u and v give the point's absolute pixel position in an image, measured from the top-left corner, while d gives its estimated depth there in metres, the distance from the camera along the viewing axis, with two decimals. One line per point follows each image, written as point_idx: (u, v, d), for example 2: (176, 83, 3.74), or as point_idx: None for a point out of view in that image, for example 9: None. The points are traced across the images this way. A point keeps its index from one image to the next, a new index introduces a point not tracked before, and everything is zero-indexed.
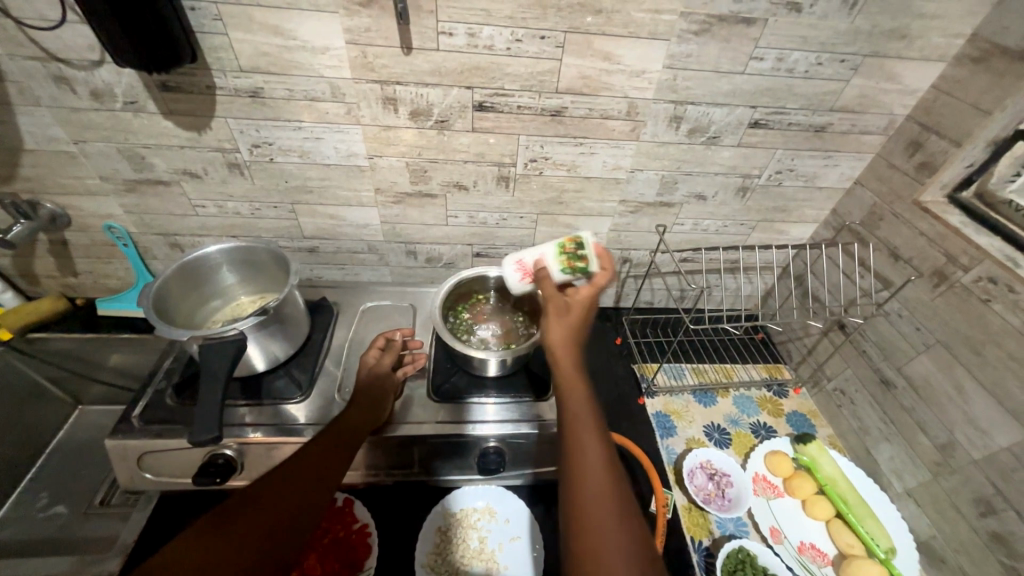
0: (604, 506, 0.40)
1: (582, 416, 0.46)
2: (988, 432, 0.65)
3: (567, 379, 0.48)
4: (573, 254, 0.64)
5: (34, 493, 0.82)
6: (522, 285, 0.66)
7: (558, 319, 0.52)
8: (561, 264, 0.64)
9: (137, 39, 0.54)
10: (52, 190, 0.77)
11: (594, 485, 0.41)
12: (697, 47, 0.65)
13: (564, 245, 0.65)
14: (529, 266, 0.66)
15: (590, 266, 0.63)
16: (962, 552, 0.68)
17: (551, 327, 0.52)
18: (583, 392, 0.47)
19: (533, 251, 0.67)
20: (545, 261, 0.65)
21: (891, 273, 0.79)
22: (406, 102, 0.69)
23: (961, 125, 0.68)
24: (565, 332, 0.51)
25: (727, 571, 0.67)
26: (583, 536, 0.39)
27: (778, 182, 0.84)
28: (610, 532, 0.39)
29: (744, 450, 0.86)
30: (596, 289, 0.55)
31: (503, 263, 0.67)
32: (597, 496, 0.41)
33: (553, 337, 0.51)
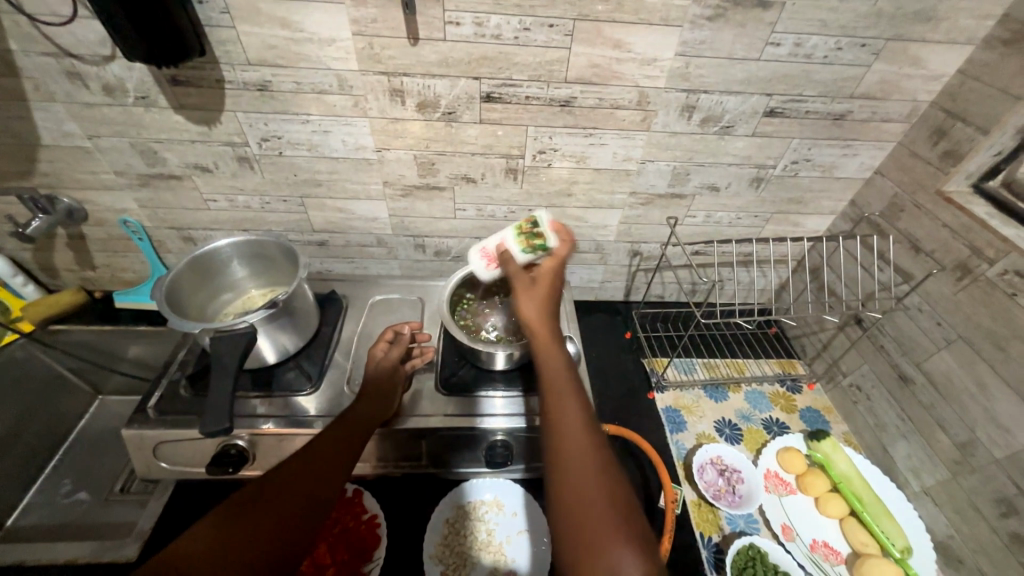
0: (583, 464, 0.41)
1: (557, 375, 0.47)
2: (1011, 430, 0.63)
3: (540, 344, 0.50)
4: (530, 232, 0.64)
5: (58, 479, 0.85)
6: (489, 272, 0.67)
7: (526, 290, 0.54)
8: (520, 244, 0.63)
9: (143, 30, 0.53)
10: (69, 184, 0.79)
11: (572, 439, 0.42)
12: (710, 33, 0.63)
13: (522, 227, 0.65)
14: (492, 251, 0.66)
15: (548, 242, 0.63)
16: (981, 553, 0.66)
17: (520, 298, 0.53)
18: (558, 357, 0.48)
19: (494, 238, 0.67)
20: (505, 244, 0.65)
21: (911, 266, 0.77)
22: (413, 94, 0.68)
23: (989, 110, 0.65)
24: (535, 301, 0.53)
25: (737, 567, 0.66)
26: (563, 491, 0.40)
27: (794, 173, 0.82)
28: (588, 489, 0.39)
29: (755, 446, 0.85)
30: (559, 262, 0.57)
31: (468, 254, 0.68)
32: (575, 450, 0.42)
33: (524, 307, 0.52)
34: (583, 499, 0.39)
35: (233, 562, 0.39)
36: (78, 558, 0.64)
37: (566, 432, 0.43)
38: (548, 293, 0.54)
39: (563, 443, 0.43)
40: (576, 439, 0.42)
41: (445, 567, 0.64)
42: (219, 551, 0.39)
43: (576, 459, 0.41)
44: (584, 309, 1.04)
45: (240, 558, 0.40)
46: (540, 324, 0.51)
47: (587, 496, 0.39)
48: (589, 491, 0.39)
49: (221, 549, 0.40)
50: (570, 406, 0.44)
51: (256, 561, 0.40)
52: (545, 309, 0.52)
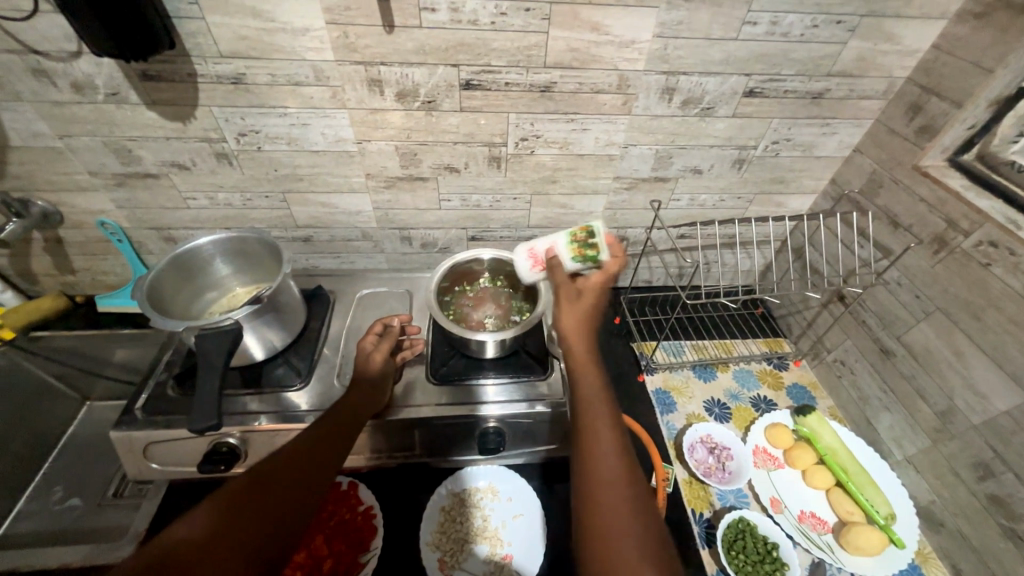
0: (614, 487, 0.42)
1: (595, 405, 0.47)
2: (988, 396, 0.65)
3: (579, 371, 0.50)
4: (583, 242, 0.64)
5: (48, 486, 0.84)
6: (533, 273, 0.68)
7: (570, 303, 0.54)
8: (571, 253, 0.64)
9: (107, 20, 0.52)
10: (42, 187, 0.77)
11: (606, 476, 0.43)
12: (687, 13, 0.63)
13: (575, 234, 0.65)
14: (540, 254, 0.67)
15: (601, 254, 0.63)
16: (961, 516, 0.69)
17: (563, 315, 0.53)
18: (595, 376, 0.49)
19: (544, 240, 0.68)
20: (555, 249, 0.65)
21: (890, 241, 0.78)
22: (392, 83, 0.68)
23: (962, 84, 0.66)
24: (577, 314, 0.53)
25: (727, 541, 0.67)
26: (595, 530, 0.40)
27: (774, 153, 0.82)
28: (616, 513, 0.40)
29: (744, 424, 0.86)
30: (608, 277, 0.56)
31: (515, 253, 0.69)
32: (610, 490, 0.42)
33: (567, 327, 0.52)
34: (616, 541, 0.39)
35: (222, 555, 0.39)
36: (73, 562, 0.64)
37: (601, 468, 0.43)
38: (591, 315, 0.53)
39: (597, 480, 0.43)
40: (612, 477, 0.42)
41: (441, 554, 0.65)
42: (207, 544, 0.39)
43: (611, 497, 0.41)
44: None
45: (229, 550, 0.40)
46: (581, 348, 0.51)
47: (622, 542, 0.39)
48: (622, 534, 0.39)
49: (209, 541, 0.39)
50: (607, 441, 0.45)
51: (245, 555, 0.40)
52: (587, 333, 0.52)
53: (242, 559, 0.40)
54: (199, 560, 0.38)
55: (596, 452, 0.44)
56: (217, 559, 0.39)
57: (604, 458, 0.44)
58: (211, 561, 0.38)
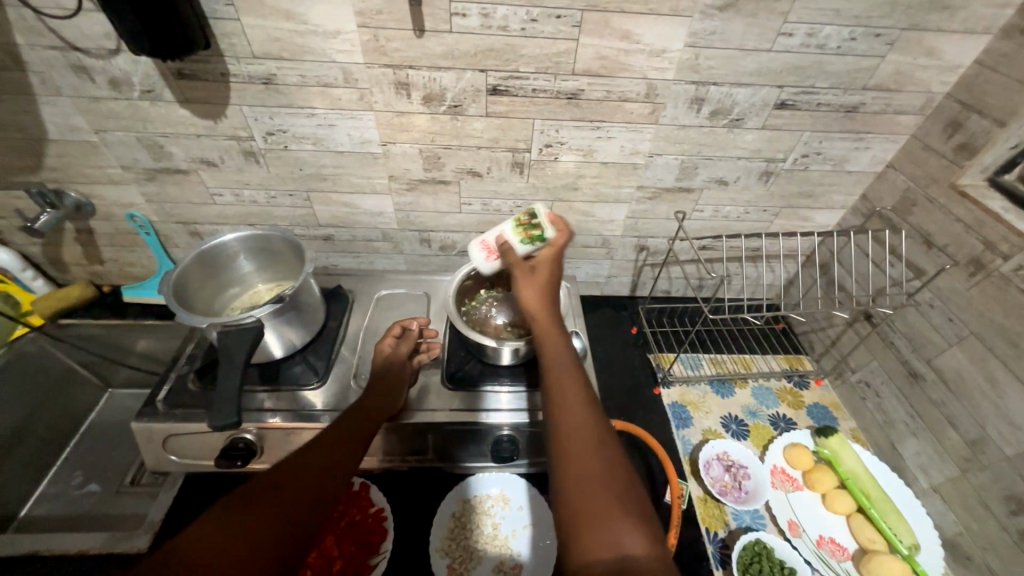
0: (582, 432, 0.43)
1: (558, 363, 0.49)
2: (1023, 427, 0.62)
3: (541, 331, 0.53)
4: (528, 224, 0.64)
5: (69, 471, 0.86)
6: (489, 264, 0.65)
7: (527, 276, 0.57)
8: (519, 236, 0.63)
9: (147, 21, 0.53)
10: (76, 179, 0.79)
11: (572, 417, 0.44)
12: (721, 23, 0.62)
13: (519, 219, 0.65)
14: (492, 244, 0.65)
15: (546, 233, 0.63)
16: (990, 550, 0.66)
17: (522, 286, 0.57)
18: (557, 337, 0.52)
19: (492, 230, 0.66)
20: (504, 236, 0.64)
21: (923, 262, 0.75)
22: (419, 87, 0.68)
23: (1006, 102, 0.64)
24: (536, 286, 0.56)
25: (743, 563, 0.66)
26: (564, 468, 0.42)
27: (804, 166, 0.80)
28: (586, 456, 0.41)
29: (762, 442, 0.84)
30: (557, 251, 0.60)
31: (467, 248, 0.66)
32: (576, 431, 0.43)
33: (526, 296, 0.56)
34: (584, 477, 0.40)
35: (237, 556, 0.39)
36: (90, 549, 0.64)
37: (568, 411, 0.45)
38: (548, 284, 0.57)
39: (563, 423, 0.44)
40: (578, 419, 0.44)
41: (451, 560, 0.65)
42: (223, 545, 0.39)
43: (578, 440, 0.43)
44: (590, 304, 1.04)
45: (245, 552, 0.39)
46: (541, 311, 0.54)
47: (589, 476, 0.40)
48: (589, 468, 0.41)
49: (224, 543, 0.39)
50: (571, 388, 0.47)
51: (261, 555, 0.40)
52: (546, 298, 0.55)
53: (258, 560, 0.39)
54: (214, 561, 0.38)
55: (562, 399, 0.46)
56: (233, 560, 0.38)
57: (570, 402, 0.46)
58: (226, 562, 0.38)
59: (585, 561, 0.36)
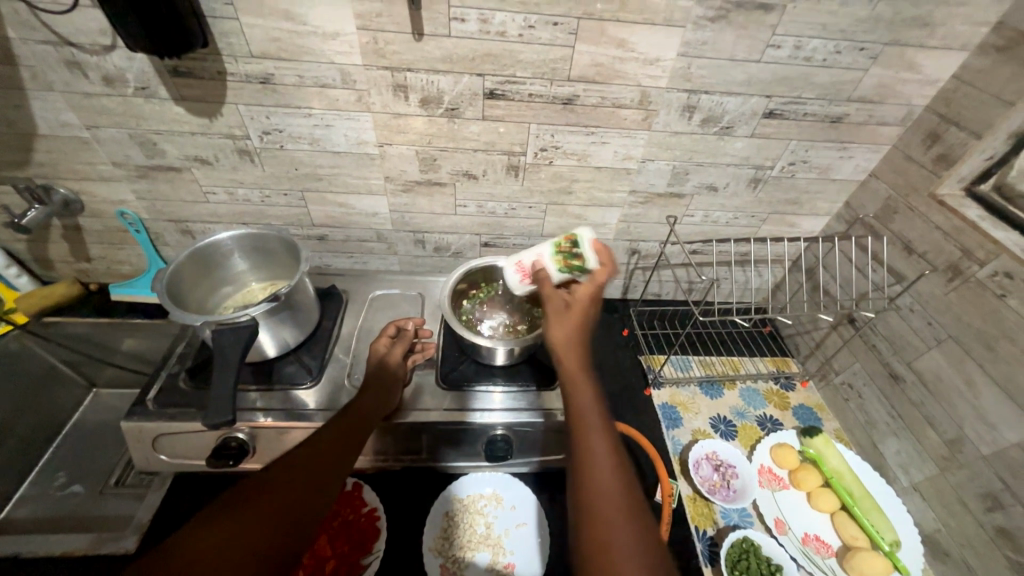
0: (612, 495, 0.42)
1: (588, 416, 0.48)
2: (997, 427, 0.65)
3: (571, 378, 0.51)
4: (569, 252, 0.64)
5: (51, 472, 0.84)
6: (523, 287, 0.67)
7: (560, 317, 0.56)
8: (558, 265, 0.64)
9: (146, 19, 0.53)
10: (65, 175, 0.78)
11: (599, 476, 0.43)
12: (712, 34, 0.64)
13: (560, 244, 0.65)
14: (528, 267, 0.66)
15: (587, 262, 0.63)
16: (967, 546, 0.68)
17: (552, 327, 0.56)
18: (589, 388, 0.51)
19: (530, 252, 0.67)
20: (543, 261, 0.65)
21: (904, 267, 0.78)
22: (417, 89, 0.69)
23: (982, 116, 0.67)
24: (568, 329, 0.55)
25: (731, 560, 0.67)
26: (590, 531, 0.41)
27: (790, 174, 0.83)
28: (614, 523, 0.40)
29: (749, 442, 0.86)
30: (595, 290, 0.59)
31: (503, 270, 0.68)
32: (604, 493, 0.42)
33: (556, 337, 0.55)
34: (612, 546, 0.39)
35: (232, 557, 0.39)
36: (77, 550, 0.63)
37: (595, 468, 0.44)
38: (580, 325, 0.56)
39: (590, 482, 0.43)
40: (605, 481, 0.43)
41: (444, 560, 0.65)
42: (218, 545, 0.39)
43: (608, 505, 0.42)
44: None
45: (240, 550, 0.40)
46: (570, 357, 0.53)
47: (617, 546, 0.39)
48: (617, 537, 0.39)
49: (218, 543, 0.39)
50: (599, 446, 0.46)
51: (255, 555, 0.40)
52: (576, 343, 0.54)
53: (253, 559, 0.40)
54: (209, 560, 0.38)
55: (589, 457, 0.45)
56: (228, 560, 0.39)
57: (598, 461, 0.45)
58: (220, 561, 0.38)
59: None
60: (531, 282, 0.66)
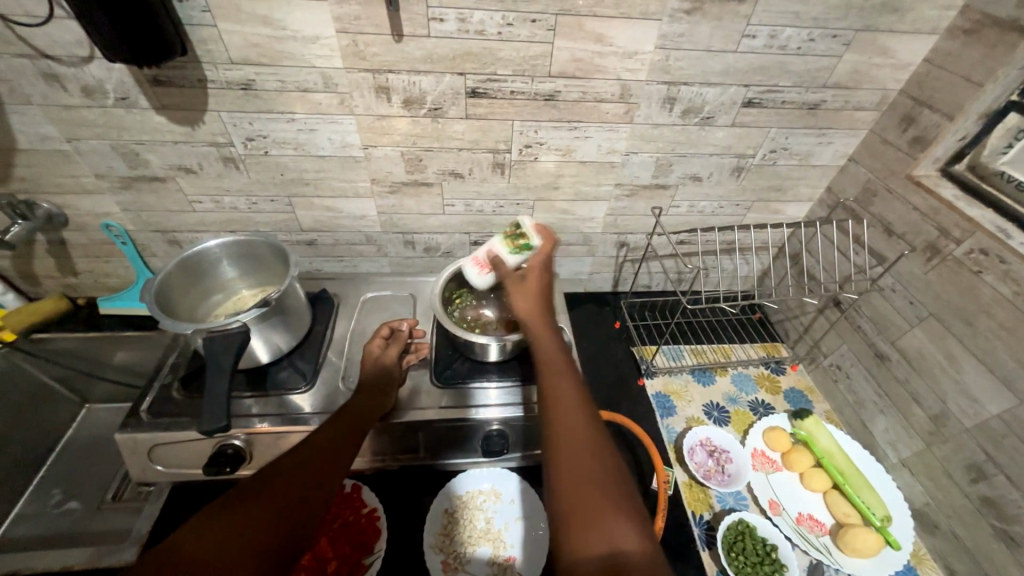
0: (574, 424, 0.45)
1: (554, 363, 0.51)
2: (980, 400, 0.66)
3: (536, 336, 0.55)
4: (514, 235, 0.66)
5: (47, 489, 0.84)
6: (483, 278, 0.68)
7: (519, 287, 0.60)
8: (507, 247, 0.66)
9: (113, 12, 0.51)
10: (49, 189, 0.77)
11: (566, 417, 0.45)
12: (688, 26, 0.65)
13: (506, 232, 0.68)
14: (484, 258, 0.68)
15: (532, 241, 0.65)
16: (955, 518, 0.70)
17: (516, 295, 0.59)
18: (552, 341, 0.54)
19: (483, 245, 0.69)
20: (494, 249, 0.67)
21: (884, 249, 0.80)
22: (399, 90, 0.69)
23: (953, 97, 0.68)
24: (529, 296, 0.59)
25: (727, 542, 0.68)
26: (558, 462, 0.42)
27: (772, 161, 0.84)
28: (578, 451, 0.42)
29: (742, 427, 0.88)
30: (547, 258, 0.63)
31: (462, 265, 0.69)
32: (568, 426, 0.45)
33: (520, 304, 0.58)
34: (578, 470, 0.41)
35: (232, 555, 0.40)
36: (76, 564, 0.63)
37: (563, 416, 0.46)
38: (540, 294, 0.59)
39: (556, 422, 0.45)
40: (576, 431, 0.44)
41: (446, 556, 0.66)
42: (216, 545, 0.40)
43: (571, 434, 0.44)
44: (574, 301, 1.06)
45: (238, 551, 0.40)
46: (537, 321, 0.56)
47: (582, 471, 0.41)
48: (583, 466, 0.41)
49: (218, 542, 0.40)
50: (565, 389, 0.48)
51: (253, 556, 0.40)
52: (539, 307, 0.58)
53: (252, 560, 0.40)
54: (209, 560, 0.38)
55: (558, 401, 0.47)
56: (225, 560, 0.39)
57: (565, 406, 0.46)
58: (218, 563, 0.38)
59: (578, 559, 0.36)
60: (490, 272, 0.67)
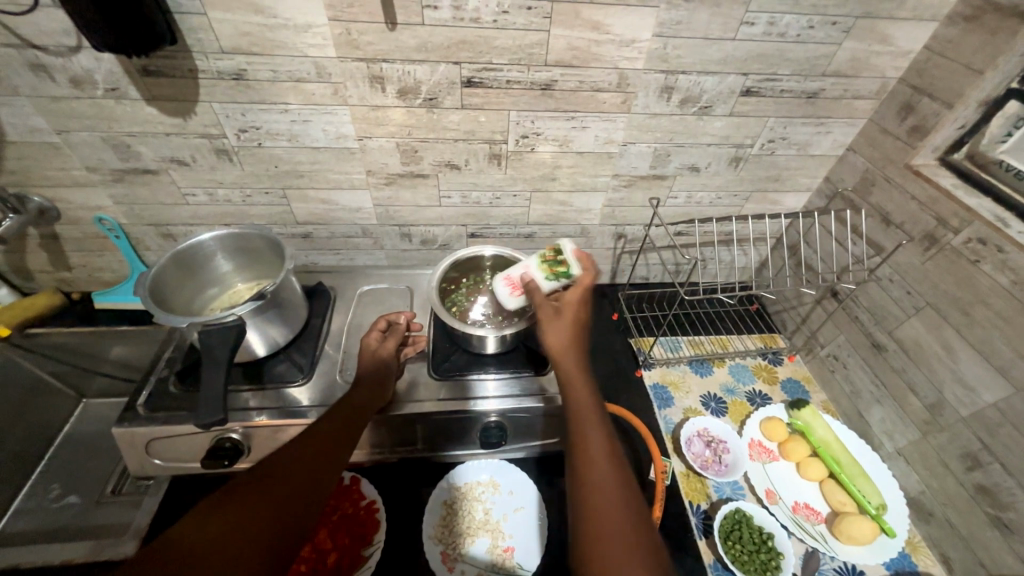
0: (603, 479, 0.44)
1: (584, 408, 0.51)
2: (976, 389, 0.67)
3: (566, 376, 0.54)
4: (553, 261, 0.69)
5: (45, 484, 0.84)
6: (513, 299, 0.68)
7: (553, 319, 0.59)
8: (545, 272, 0.68)
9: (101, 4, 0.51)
10: (38, 182, 0.76)
11: (596, 470, 0.45)
12: (686, 13, 0.64)
13: (545, 256, 0.70)
14: (517, 279, 0.70)
15: (571, 269, 0.68)
16: (949, 505, 0.71)
17: (547, 328, 0.59)
18: (583, 383, 0.53)
19: (518, 267, 0.71)
20: (530, 271, 0.69)
21: (883, 239, 0.80)
22: (393, 80, 0.68)
23: (953, 85, 0.68)
24: (561, 331, 0.58)
25: (724, 531, 0.69)
26: (589, 520, 0.42)
27: (770, 151, 0.84)
28: (608, 510, 0.42)
29: (740, 417, 0.88)
30: (583, 291, 0.62)
31: (493, 285, 0.71)
32: (598, 482, 0.44)
33: (552, 339, 0.57)
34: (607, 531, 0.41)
35: (230, 549, 0.39)
36: (76, 558, 0.63)
37: (593, 466, 0.45)
38: (573, 327, 0.58)
39: (586, 476, 0.45)
40: (607, 489, 0.44)
41: (445, 547, 0.66)
42: (214, 541, 0.39)
43: (601, 489, 0.44)
44: None
45: (237, 544, 0.40)
46: (568, 359, 0.55)
47: (612, 533, 0.41)
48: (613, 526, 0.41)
49: (215, 535, 0.40)
50: (595, 438, 0.48)
51: (252, 550, 0.40)
52: (572, 343, 0.57)
53: (251, 554, 0.40)
54: (207, 554, 0.38)
55: (589, 449, 0.47)
56: (223, 554, 0.39)
57: (596, 459, 0.46)
58: (216, 557, 0.38)
59: None
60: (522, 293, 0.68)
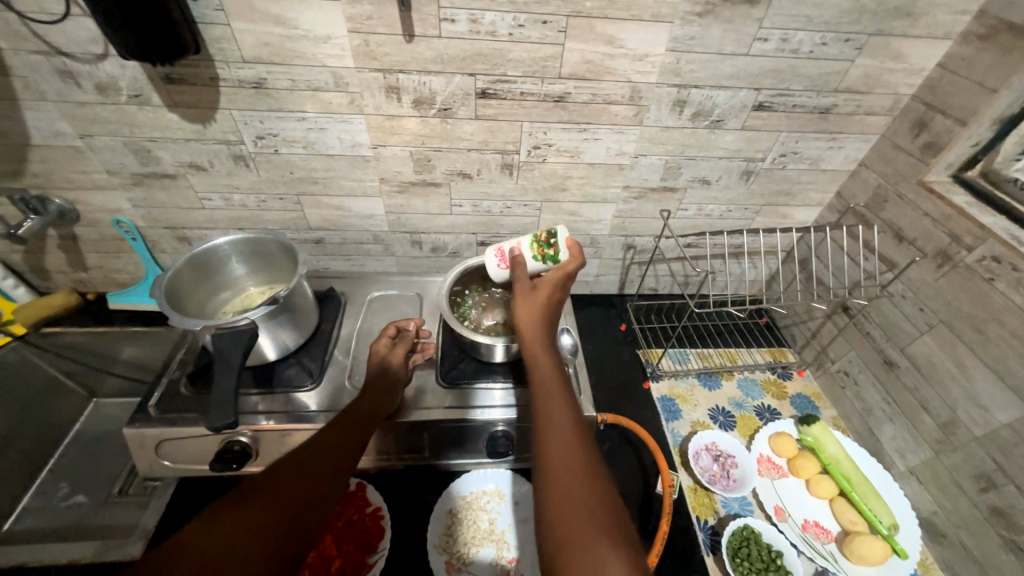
0: (566, 447, 0.43)
1: (548, 381, 0.50)
2: (990, 408, 0.66)
3: (533, 352, 0.54)
4: (545, 242, 0.66)
5: (54, 483, 0.84)
6: (500, 271, 0.68)
7: (525, 298, 0.60)
8: (534, 252, 0.66)
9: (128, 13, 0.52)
10: (60, 185, 0.78)
11: (560, 439, 0.44)
12: (700, 28, 0.65)
13: (538, 235, 0.67)
14: (507, 252, 0.68)
15: (560, 254, 0.65)
16: (963, 527, 0.69)
17: (518, 307, 0.59)
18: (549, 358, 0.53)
19: (511, 238, 0.69)
20: (520, 248, 0.67)
21: (895, 255, 0.79)
22: (409, 90, 0.69)
23: (967, 103, 0.68)
24: (530, 308, 0.58)
25: (732, 548, 0.68)
26: (549, 488, 0.40)
27: (782, 165, 0.84)
28: (569, 477, 0.40)
29: (748, 432, 0.87)
30: (562, 274, 0.61)
31: (483, 250, 0.69)
32: (560, 449, 0.43)
33: (522, 316, 0.58)
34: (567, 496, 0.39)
35: (242, 552, 0.40)
36: (83, 558, 0.64)
37: (556, 433, 0.44)
38: (543, 306, 0.58)
39: (548, 445, 0.44)
40: (569, 454, 0.42)
41: (449, 556, 0.65)
42: (225, 543, 0.40)
43: (562, 456, 0.42)
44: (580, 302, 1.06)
45: (248, 548, 0.40)
46: (534, 336, 0.55)
47: (573, 497, 0.39)
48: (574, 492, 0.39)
49: (227, 538, 0.40)
50: (558, 408, 0.47)
51: (263, 553, 0.41)
52: (540, 320, 0.57)
53: (262, 557, 0.40)
54: (219, 556, 0.39)
55: (551, 420, 0.46)
56: (235, 557, 0.39)
57: (558, 428, 0.45)
58: (229, 560, 0.39)
59: None
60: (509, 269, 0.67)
